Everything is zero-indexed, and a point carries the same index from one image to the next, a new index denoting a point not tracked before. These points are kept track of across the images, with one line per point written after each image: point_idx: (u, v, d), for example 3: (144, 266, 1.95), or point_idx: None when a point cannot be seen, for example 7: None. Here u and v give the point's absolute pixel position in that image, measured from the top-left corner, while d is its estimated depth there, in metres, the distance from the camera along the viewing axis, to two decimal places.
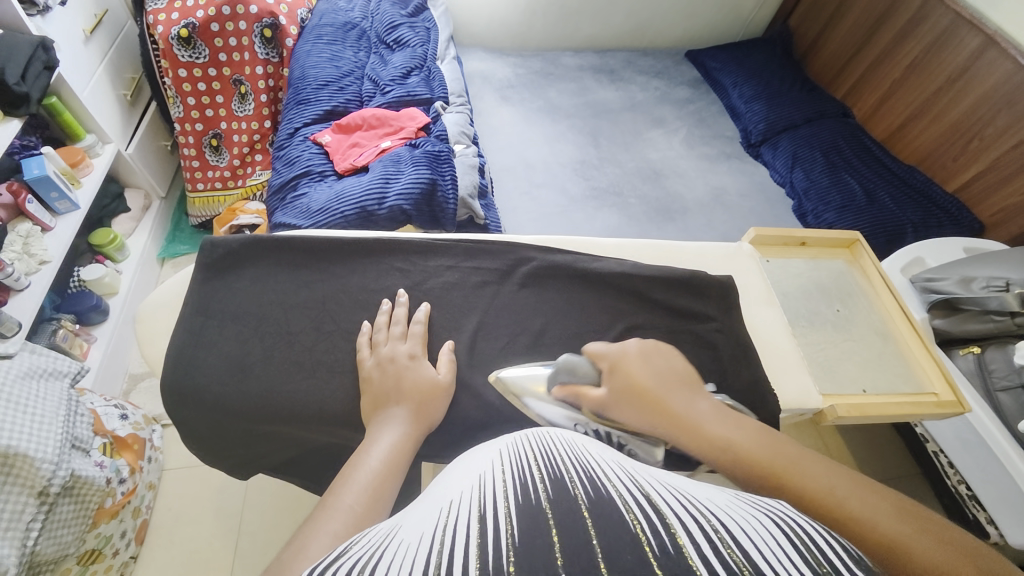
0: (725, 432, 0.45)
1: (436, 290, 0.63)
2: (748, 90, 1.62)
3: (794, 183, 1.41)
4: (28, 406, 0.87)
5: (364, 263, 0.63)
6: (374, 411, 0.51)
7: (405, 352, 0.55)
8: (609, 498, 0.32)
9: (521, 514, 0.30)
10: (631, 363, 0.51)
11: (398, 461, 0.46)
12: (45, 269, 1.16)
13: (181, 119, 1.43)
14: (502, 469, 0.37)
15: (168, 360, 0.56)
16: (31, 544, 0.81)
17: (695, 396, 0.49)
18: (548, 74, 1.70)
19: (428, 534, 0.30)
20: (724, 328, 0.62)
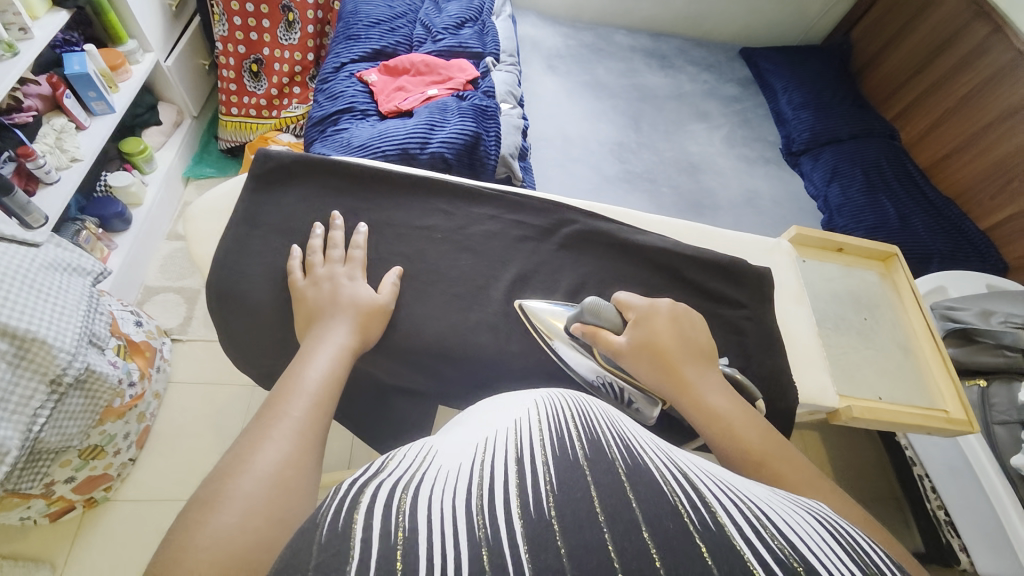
0: (731, 410, 0.46)
1: (477, 237, 0.63)
2: (798, 97, 1.60)
3: (829, 198, 1.39)
4: (51, 294, 0.88)
5: (410, 200, 0.63)
6: (308, 325, 0.52)
7: (343, 273, 0.55)
8: (646, 466, 0.31)
9: (559, 466, 0.29)
10: (659, 321, 0.52)
11: (339, 370, 0.48)
12: (75, 167, 1.16)
13: (225, 38, 1.41)
14: (538, 417, 0.36)
15: (212, 264, 0.57)
16: (35, 431, 0.84)
17: (710, 371, 0.50)
18: (597, 50, 1.67)
19: (467, 465, 0.31)
20: (753, 316, 0.63)
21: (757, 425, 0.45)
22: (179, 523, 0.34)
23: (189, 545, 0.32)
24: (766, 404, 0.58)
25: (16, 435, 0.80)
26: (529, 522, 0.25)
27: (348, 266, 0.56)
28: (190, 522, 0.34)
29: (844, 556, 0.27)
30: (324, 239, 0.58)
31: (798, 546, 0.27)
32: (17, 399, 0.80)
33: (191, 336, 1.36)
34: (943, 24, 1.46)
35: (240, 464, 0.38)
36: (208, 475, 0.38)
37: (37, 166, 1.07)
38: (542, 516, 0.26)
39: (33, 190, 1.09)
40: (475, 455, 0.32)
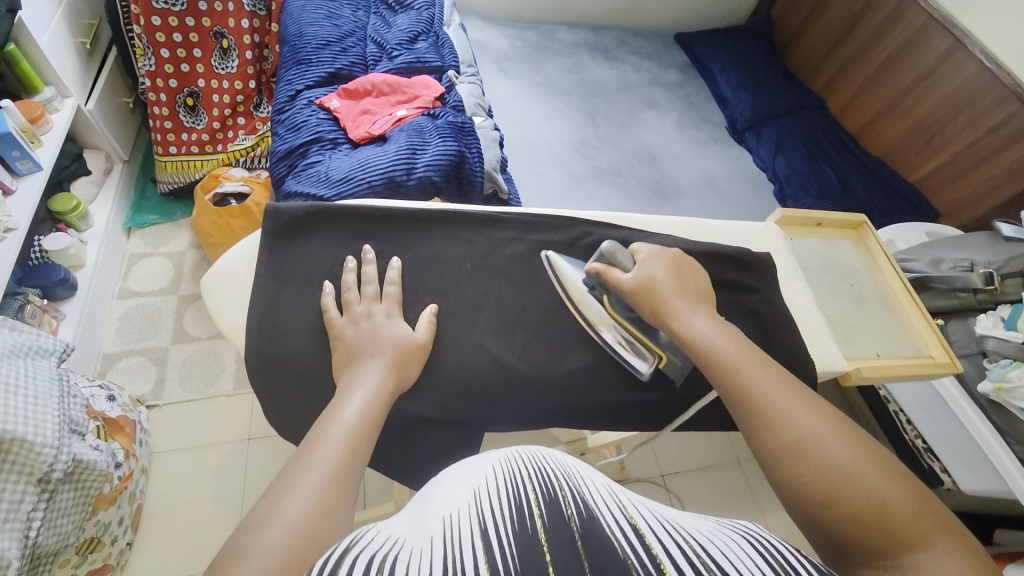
0: (718, 334, 0.54)
1: (505, 262, 0.65)
2: (735, 78, 1.70)
3: (776, 170, 1.50)
4: (19, 385, 0.80)
5: (431, 234, 0.65)
6: (346, 365, 0.52)
7: (381, 311, 0.56)
8: (600, 526, 0.34)
9: (519, 543, 0.32)
10: (662, 265, 0.59)
11: (373, 416, 0.48)
12: (11, 237, 1.03)
13: (153, 74, 1.31)
14: (497, 485, 0.38)
15: (247, 330, 0.57)
16: (32, 536, 0.76)
17: (703, 306, 0.58)
18: (544, 49, 1.69)
19: (431, 546, 0.32)
20: (767, 299, 0.68)
21: (741, 348, 0.52)
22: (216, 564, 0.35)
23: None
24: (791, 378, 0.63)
25: (14, 546, 0.72)
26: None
27: (385, 302, 0.57)
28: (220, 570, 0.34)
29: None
30: (357, 273, 0.60)
31: (725, 568, 0.32)
32: (6, 505, 0.73)
33: (167, 399, 1.26)
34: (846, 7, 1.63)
35: (274, 510, 0.38)
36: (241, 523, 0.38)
37: None
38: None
39: None
40: (441, 534, 0.33)
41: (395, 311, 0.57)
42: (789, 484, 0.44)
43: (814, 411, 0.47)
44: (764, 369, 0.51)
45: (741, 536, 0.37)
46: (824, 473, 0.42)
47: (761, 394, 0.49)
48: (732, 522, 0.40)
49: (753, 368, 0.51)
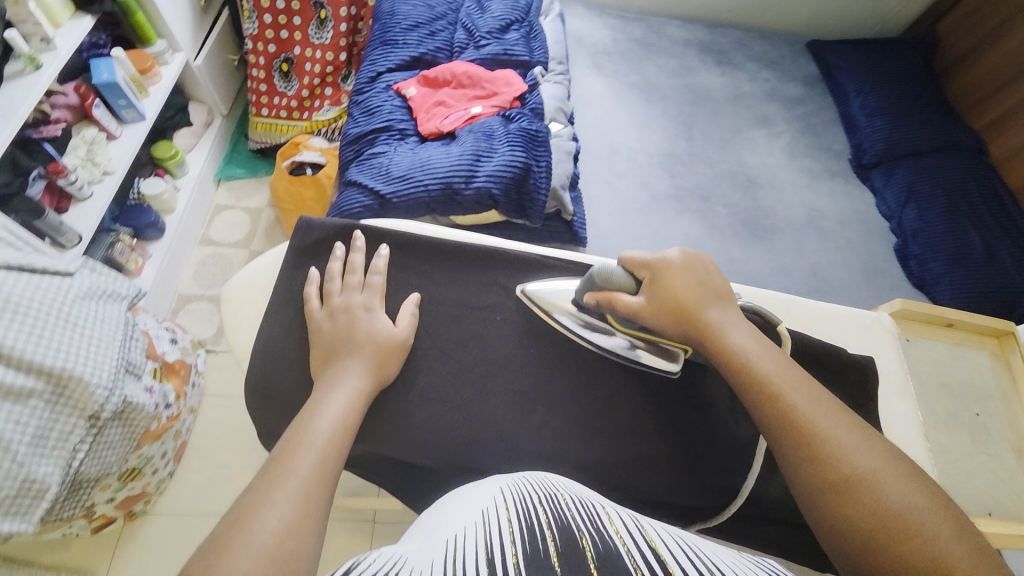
0: (750, 345, 0.53)
1: (537, 315, 0.65)
2: (873, 102, 1.44)
3: (903, 221, 1.27)
4: (86, 326, 0.87)
5: (466, 273, 0.67)
6: (325, 362, 0.56)
7: (360, 303, 0.60)
8: (616, 552, 0.36)
9: (529, 564, 0.33)
10: (674, 275, 0.57)
11: (347, 424, 0.51)
12: (108, 180, 1.12)
13: (255, 37, 1.35)
14: (508, 505, 0.42)
15: (261, 344, 0.61)
16: (75, 464, 0.85)
17: (729, 310, 0.56)
18: (649, 45, 1.53)
19: (439, 562, 0.34)
20: (858, 423, 0.57)
21: (780, 361, 0.52)
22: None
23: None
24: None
25: (56, 471, 0.81)
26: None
27: (366, 293, 0.61)
28: None
29: None
30: (344, 261, 0.64)
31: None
32: (57, 435, 0.81)
33: (224, 347, 1.35)
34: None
35: (242, 531, 0.39)
36: (205, 540, 0.39)
37: (69, 181, 1.04)
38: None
39: (66, 207, 1.07)
40: (445, 552, 0.35)
41: (375, 303, 0.61)
42: (841, 524, 0.44)
43: (864, 443, 0.47)
44: (813, 396, 0.50)
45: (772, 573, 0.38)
46: (881, 515, 0.43)
47: (807, 419, 0.48)
48: (760, 559, 0.41)
49: (800, 395, 0.50)
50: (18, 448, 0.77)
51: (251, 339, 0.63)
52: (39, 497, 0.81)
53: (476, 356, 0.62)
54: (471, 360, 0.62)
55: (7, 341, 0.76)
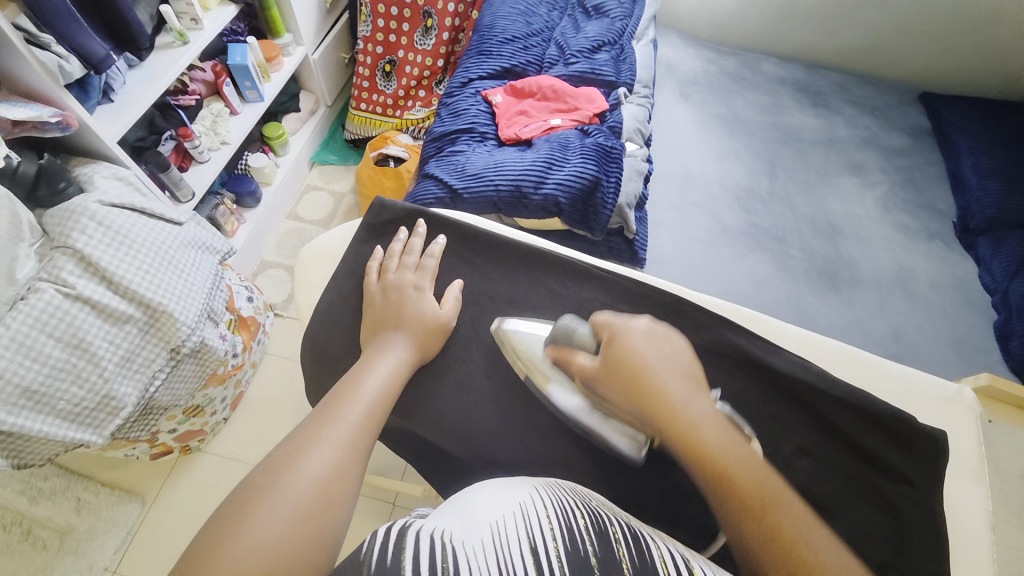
0: (721, 440, 0.48)
1: (584, 326, 0.63)
2: (990, 163, 1.31)
3: (1009, 295, 1.14)
4: (183, 270, 0.97)
5: (518, 272, 0.68)
6: (377, 329, 0.60)
7: (411, 282, 0.63)
8: (650, 571, 0.41)
9: (572, 564, 0.39)
10: (632, 344, 0.54)
11: (391, 389, 0.55)
12: (223, 149, 1.27)
13: (367, 38, 1.48)
14: (548, 496, 0.47)
15: (325, 305, 0.66)
16: (150, 391, 0.94)
17: (697, 393, 0.52)
18: (741, 79, 1.50)
19: (489, 543, 0.39)
20: (918, 499, 0.52)
21: (755, 467, 0.47)
22: (237, 504, 0.42)
23: (246, 527, 0.40)
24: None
25: (133, 393, 0.91)
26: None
27: (418, 273, 0.65)
28: (244, 506, 0.42)
29: None
30: (405, 243, 0.68)
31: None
32: (141, 360, 0.91)
33: (291, 313, 1.47)
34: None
35: (296, 462, 0.45)
36: (263, 462, 0.46)
37: (194, 146, 1.19)
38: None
39: (187, 166, 1.22)
40: (493, 536, 0.39)
41: (425, 283, 0.64)
42: None
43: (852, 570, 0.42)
44: (788, 517, 0.45)
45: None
46: None
47: (791, 535, 0.43)
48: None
49: (777, 510, 0.45)
50: (107, 365, 0.86)
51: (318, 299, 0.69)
52: (114, 414, 0.90)
53: (514, 351, 0.63)
54: (509, 353, 0.63)
55: (111, 264, 0.87)
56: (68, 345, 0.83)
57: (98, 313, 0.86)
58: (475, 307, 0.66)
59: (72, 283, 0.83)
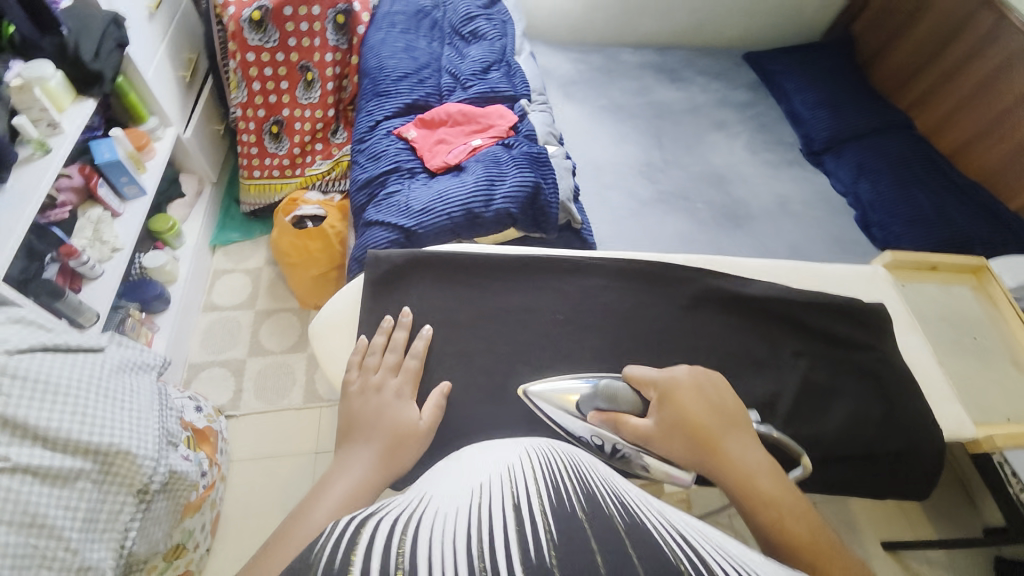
0: (771, 488, 0.51)
1: (597, 309, 0.70)
2: (812, 97, 1.62)
3: (859, 194, 1.41)
4: (124, 400, 0.85)
5: (520, 281, 0.72)
6: (346, 439, 0.59)
7: (391, 388, 0.62)
8: (644, 526, 0.35)
9: (558, 518, 0.34)
10: (688, 398, 0.56)
11: (351, 501, 0.52)
12: (118, 257, 1.15)
13: (244, 104, 1.42)
14: (532, 465, 0.43)
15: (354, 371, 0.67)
16: (127, 546, 0.81)
17: (749, 443, 0.55)
18: (608, 71, 1.68)
19: (466, 509, 0.35)
20: (884, 356, 0.69)
21: (797, 503, 0.51)
22: None
23: None
24: (916, 451, 0.64)
25: (109, 556, 0.78)
26: (529, 567, 0.29)
27: (399, 377, 0.63)
28: None
29: None
30: (388, 335, 0.67)
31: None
32: (107, 515, 0.78)
33: (243, 410, 1.33)
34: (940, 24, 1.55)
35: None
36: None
37: (81, 263, 1.05)
38: (541, 562, 0.29)
39: (79, 287, 1.08)
40: (473, 502, 0.37)
41: (406, 390, 0.63)
42: None
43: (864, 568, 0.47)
44: (841, 565, 0.46)
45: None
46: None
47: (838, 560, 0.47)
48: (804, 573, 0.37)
49: (832, 558, 0.46)
50: (72, 535, 0.74)
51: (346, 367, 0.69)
52: None
53: (536, 356, 0.67)
54: (533, 360, 0.67)
55: (43, 420, 0.75)
56: (21, 525, 0.71)
57: (41, 481, 0.73)
58: (493, 326, 0.69)
59: (4, 455, 0.71)
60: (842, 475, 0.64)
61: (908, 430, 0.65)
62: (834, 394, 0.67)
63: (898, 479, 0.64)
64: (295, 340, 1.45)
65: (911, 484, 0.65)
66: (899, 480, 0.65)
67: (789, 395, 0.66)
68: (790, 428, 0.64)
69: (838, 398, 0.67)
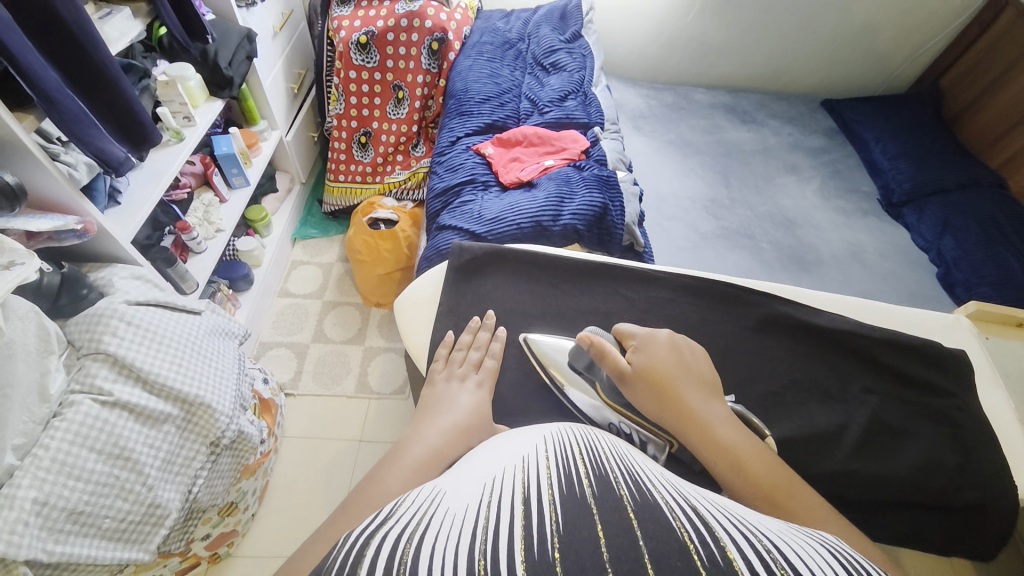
0: (737, 441, 0.50)
1: (660, 319, 0.75)
2: (893, 147, 1.57)
3: (942, 251, 1.34)
4: (212, 358, 0.96)
5: (592, 286, 0.79)
6: (429, 409, 0.60)
7: (468, 377, 0.65)
8: (656, 504, 0.35)
9: (566, 507, 0.34)
10: (658, 349, 0.58)
11: (428, 468, 0.50)
12: (218, 237, 1.31)
13: (340, 115, 1.58)
14: (547, 454, 0.43)
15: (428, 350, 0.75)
16: (193, 492, 0.89)
17: (712, 398, 0.55)
18: (679, 108, 1.73)
19: (474, 506, 0.35)
20: (964, 406, 0.69)
21: (763, 455, 0.50)
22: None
23: None
24: (991, 505, 0.63)
25: (176, 497, 0.85)
26: (532, 562, 0.29)
27: (477, 373, 0.67)
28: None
29: None
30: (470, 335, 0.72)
31: (800, 570, 0.30)
32: (182, 460, 0.87)
33: (302, 390, 1.42)
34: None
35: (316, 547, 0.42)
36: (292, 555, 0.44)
37: (191, 239, 1.21)
38: (545, 557, 0.29)
39: (186, 259, 1.24)
40: (482, 498, 0.37)
41: (483, 382, 0.66)
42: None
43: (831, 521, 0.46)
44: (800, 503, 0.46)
45: (820, 545, 0.35)
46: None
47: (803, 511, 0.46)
48: (811, 531, 0.38)
49: (790, 497, 0.47)
50: (150, 471, 0.81)
51: (425, 342, 0.77)
52: (158, 525, 0.83)
53: None
54: None
55: (144, 363, 0.84)
56: (110, 456, 0.78)
57: (135, 417, 0.82)
58: (564, 322, 0.75)
59: (107, 390, 0.80)
60: (909, 517, 0.64)
61: (984, 485, 0.64)
62: (906, 435, 0.67)
63: (965, 534, 0.63)
64: (355, 332, 1.55)
65: (982, 537, 0.62)
66: (969, 532, 0.63)
67: (858, 427, 0.67)
68: (860, 460, 0.65)
69: (910, 439, 0.67)
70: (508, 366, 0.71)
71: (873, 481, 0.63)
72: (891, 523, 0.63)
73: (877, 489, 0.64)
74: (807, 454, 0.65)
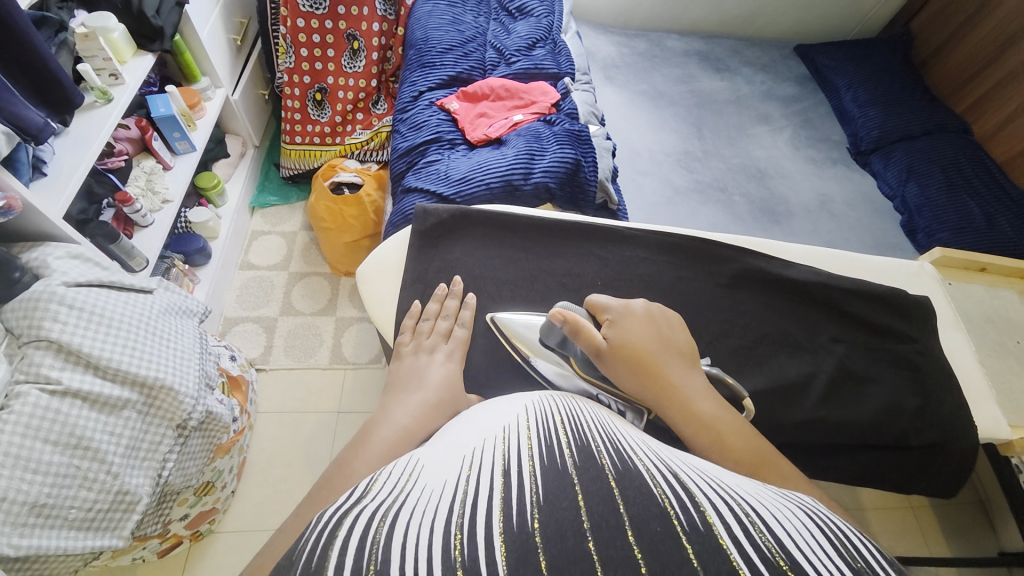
0: (717, 416, 0.50)
1: (633, 279, 0.74)
2: (864, 94, 1.56)
3: (906, 198, 1.37)
4: (170, 339, 0.91)
5: (565, 248, 0.76)
6: (397, 385, 0.58)
7: (436, 349, 0.63)
8: (637, 471, 0.34)
9: (547, 478, 0.33)
10: (635, 324, 0.56)
11: (396, 448, 0.48)
12: (166, 208, 1.21)
13: (291, 70, 1.44)
14: (528, 423, 0.41)
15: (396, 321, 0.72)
16: (164, 475, 0.86)
17: (691, 371, 0.54)
18: (652, 57, 1.66)
19: (452, 480, 0.34)
20: (925, 350, 0.71)
21: (741, 429, 0.50)
22: None
23: None
24: (947, 442, 0.66)
25: (146, 482, 0.82)
26: (510, 535, 0.28)
27: (447, 343, 0.65)
28: None
29: (830, 551, 0.29)
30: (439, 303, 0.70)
31: (779, 533, 0.29)
32: (148, 445, 0.83)
33: (273, 364, 1.38)
34: (1000, 28, 1.49)
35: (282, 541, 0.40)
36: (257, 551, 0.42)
37: (135, 211, 1.12)
38: (524, 528, 0.28)
39: (131, 233, 1.15)
40: (460, 472, 0.35)
41: (453, 353, 0.64)
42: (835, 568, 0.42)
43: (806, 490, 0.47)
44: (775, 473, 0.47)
45: (797, 508, 0.35)
46: None
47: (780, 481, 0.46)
48: (785, 493, 0.39)
49: (768, 470, 0.47)
50: (114, 459, 0.77)
51: (392, 313, 0.74)
52: (129, 511, 0.80)
53: None
54: None
55: (94, 348, 0.78)
56: (67, 447, 0.74)
57: (91, 405, 0.77)
58: (536, 286, 0.73)
59: (55, 378, 0.75)
60: (869, 458, 0.67)
61: (941, 425, 0.67)
62: (871, 381, 0.69)
63: (922, 471, 0.67)
64: (325, 303, 1.50)
65: (940, 474, 0.67)
66: (925, 468, 0.67)
67: (826, 375, 0.68)
68: (826, 408, 0.66)
69: (873, 385, 0.69)
70: (480, 334, 0.69)
71: (839, 427, 0.66)
72: (851, 463, 0.67)
73: (840, 434, 0.66)
74: (778, 405, 0.66)
